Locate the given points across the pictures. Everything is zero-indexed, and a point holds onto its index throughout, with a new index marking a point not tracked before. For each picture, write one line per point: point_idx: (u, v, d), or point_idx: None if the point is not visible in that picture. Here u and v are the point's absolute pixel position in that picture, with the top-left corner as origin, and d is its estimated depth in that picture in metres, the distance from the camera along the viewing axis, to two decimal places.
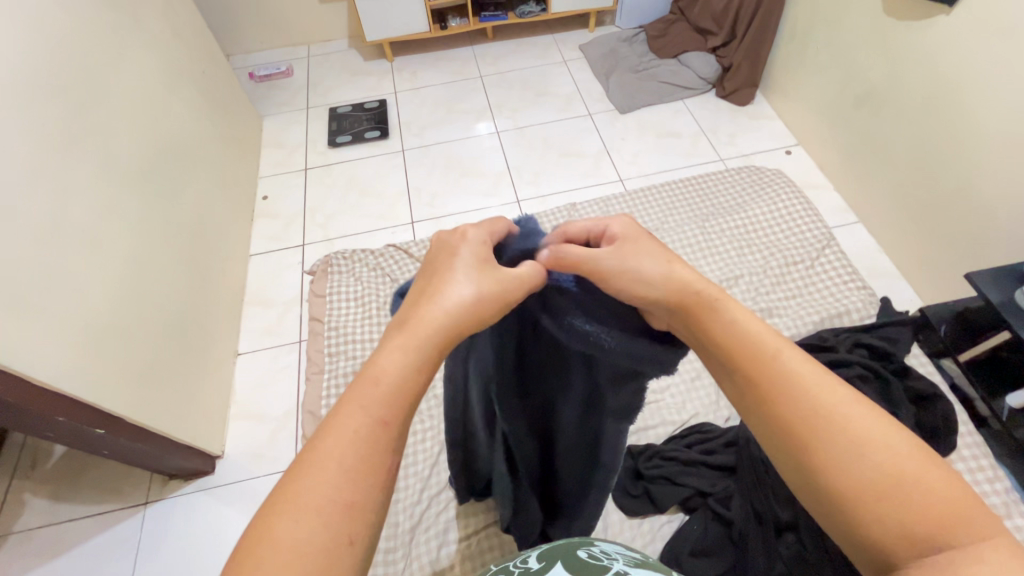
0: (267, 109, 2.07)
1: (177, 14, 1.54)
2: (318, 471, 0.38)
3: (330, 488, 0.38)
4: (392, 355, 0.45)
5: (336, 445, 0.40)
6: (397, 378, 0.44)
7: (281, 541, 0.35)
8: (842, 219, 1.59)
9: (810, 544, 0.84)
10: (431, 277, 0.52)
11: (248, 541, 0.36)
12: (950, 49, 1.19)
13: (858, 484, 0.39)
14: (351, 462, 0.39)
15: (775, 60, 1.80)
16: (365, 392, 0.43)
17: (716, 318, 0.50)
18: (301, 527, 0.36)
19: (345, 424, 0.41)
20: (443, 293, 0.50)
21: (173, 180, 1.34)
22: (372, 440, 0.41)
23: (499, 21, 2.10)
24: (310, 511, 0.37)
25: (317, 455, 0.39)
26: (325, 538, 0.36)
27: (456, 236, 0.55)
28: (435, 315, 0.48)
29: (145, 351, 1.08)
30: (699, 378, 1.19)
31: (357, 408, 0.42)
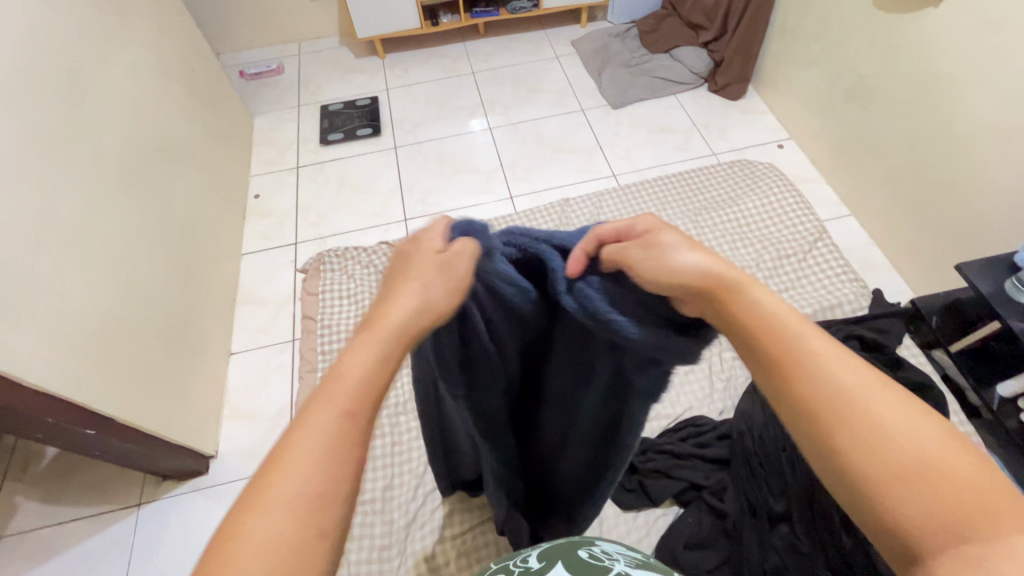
0: (258, 107, 2.06)
1: (165, 11, 1.53)
2: (286, 468, 0.38)
3: (300, 481, 0.38)
4: (354, 355, 0.45)
5: (305, 441, 0.40)
6: (361, 374, 0.44)
7: (253, 536, 0.35)
8: (834, 212, 1.60)
9: (804, 535, 0.85)
10: (392, 284, 0.52)
11: (219, 541, 0.36)
12: (939, 40, 1.20)
13: (882, 468, 0.38)
14: (321, 455, 0.39)
15: (767, 54, 1.80)
16: (329, 390, 0.43)
17: (741, 301, 0.48)
18: (271, 521, 0.36)
19: (311, 421, 0.41)
20: (405, 295, 0.50)
21: (163, 178, 1.33)
22: (340, 434, 0.41)
23: (491, 17, 2.09)
24: (279, 505, 0.37)
25: (283, 453, 0.39)
26: (296, 531, 0.36)
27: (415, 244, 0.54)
28: (397, 316, 0.48)
29: (136, 350, 1.07)
30: (695, 371, 1.20)
31: (322, 405, 0.42)
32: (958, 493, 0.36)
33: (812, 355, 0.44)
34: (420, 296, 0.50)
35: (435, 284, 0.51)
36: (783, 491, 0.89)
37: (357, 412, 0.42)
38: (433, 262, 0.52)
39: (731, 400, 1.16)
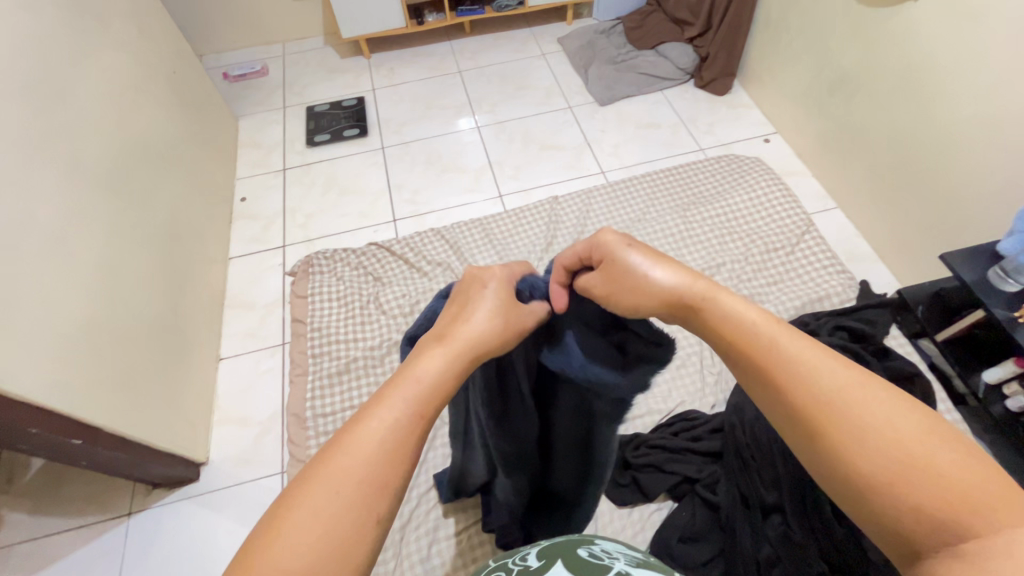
0: (242, 109, 2.03)
1: (144, 12, 1.50)
2: (354, 449, 0.40)
3: (366, 463, 0.40)
4: (431, 359, 0.47)
5: (376, 429, 0.41)
6: (434, 377, 0.46)
7: (316, 506, 0.37)
8: (820, 205, 1.61)
9: (797, 526, 0.86)
10: (467, 301, 0.54)
11: (287, 501, 0.38)
12: (921, 32, 1.21)
13: (865, 471, 0.38)
14: (388, 445, 0.41)
15: (751, 48, 1.81)
16: (406, 386, 0.44)
17: (712, 312, 0.51)
18: (332, 496, 0.38)
19: (387, 411, 0.43)
20: (478, 314, 0.52)
21: (146, 182, 1.31)
22: (408, 431, 0.42)
23: (476, 15, 2.09)
24: (347, 484, 0.39)
25: (356, 434, 0.41)
26: (353, 513, 0.38)
27: (486, 270, 0.56)
28: (468, 332, 0.50)
29: (122, 358, 1.06)
30: (685, 366, 1.20)
31: (398, 399, 0.43)
32: (948, 491, 0.35)
33: (790, 358, 0.45)
34: (485, 323, 0.51)
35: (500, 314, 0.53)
36: (776, 482, 0.90)
37: (425, 415, 0.44)
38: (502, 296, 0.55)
39: (723, 394, 1.16)
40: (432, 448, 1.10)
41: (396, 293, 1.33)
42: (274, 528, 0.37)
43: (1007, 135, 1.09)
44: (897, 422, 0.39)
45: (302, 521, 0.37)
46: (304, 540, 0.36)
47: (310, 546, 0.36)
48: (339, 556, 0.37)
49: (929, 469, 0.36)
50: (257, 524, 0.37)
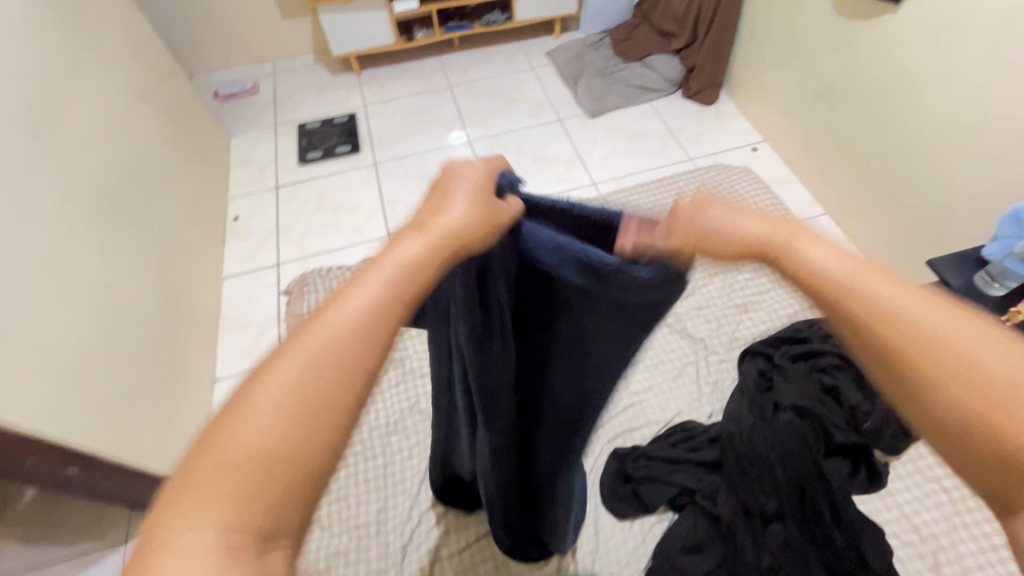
0: (233, 128, 2.04)
1: (136, 34, 1.51)
2: (326, 331, 0.37)
3: (339, 348, 0.37)
4: (410, 244, 0.43)
5: (349, 313, 0.38)
6: (412, 259, 0.42)
7: (281, 388, 0.35)
8: (809, 212, 1.64)
9: (797, 533, 0.90)
10: (448, 189, 0.49)
11: (258, 380, 0.36)
12: (901, 43, 1.24)
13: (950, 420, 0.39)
14: (364, 329, 0.38)
15: (737, 59, 1.85)
16: (385, 268, 0.41)
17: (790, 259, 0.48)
18: (303, 378, 0.35)
19: (363, 293, 0.39)
20: (458, 203, 0.47)
21: (140, 204, 1.31)
22: (389, 314, 0.39)
23: (465, 30, 2.11)
24: (321, 365, 0.36)
25: (328, 316, 0.38)
26: (323, 394, 0.35)
27: (463, 166, 0.50)
28: (449, 220, 0.46)
29: (119, 381, 1.05)
30: (682, 375, 1.22)
31: (376, 280, 0.40)
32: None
33: (874, 295, 0.44)
34: (464, 213, 0.47)
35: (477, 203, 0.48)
36: (776, 490, 0.94)
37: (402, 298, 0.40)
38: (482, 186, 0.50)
39: (720, 403, 1.17)
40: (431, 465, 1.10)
41: None
42: (244, 406, 0.34)
43: (985, 143, 1.12)
44: (993, 368, 0.38)
45: (271, 398, 0.35)
46: (270, 425, 0.34)
47: (276, 430, 0.34)
48: (316, 434, 0.34)
49: (1009, 417, 0.37)
50: (216, 414, 0.35)
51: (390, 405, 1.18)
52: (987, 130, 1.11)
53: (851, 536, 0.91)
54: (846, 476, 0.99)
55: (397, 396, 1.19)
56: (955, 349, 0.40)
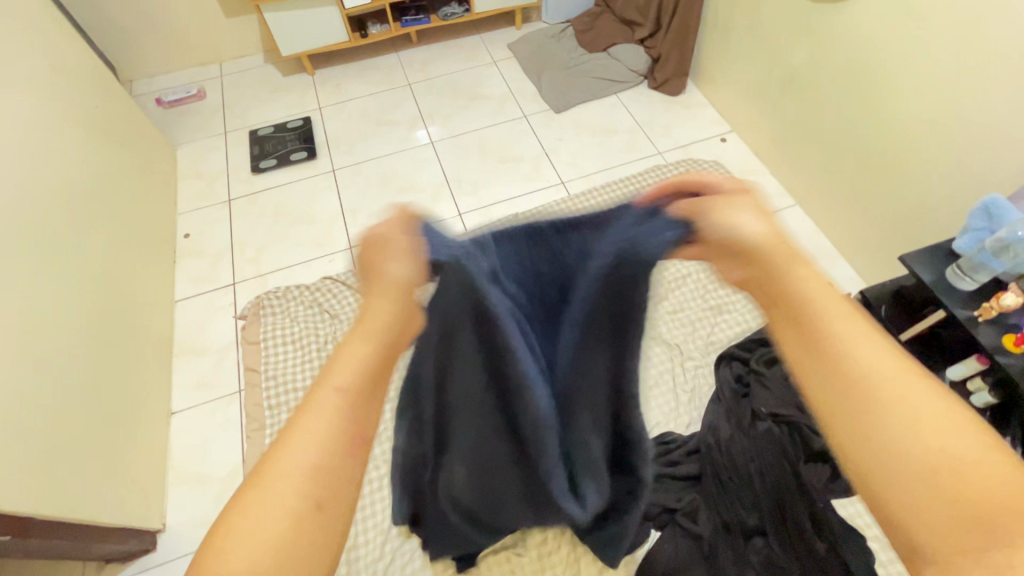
0: (180, 136, 1.92)
1: (60, 46, 1.40)
2: (290, 453, 0.40)
3: (330, 426, 0.40)
4: (359, 339, 0.44)
5: (306, 431, 0.40)
6: (362, 359, 0.43)
7: (238, 526, 0.37)
8: (779, 203, 1.62)
9: (779, 547, 0.89)
10: (361, 260, 0.48)
11: (244, 496, 0.39)
12: (864, 30, 1.22)
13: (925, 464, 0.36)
14: (317, 452, 0.40)
15: (701, 48, 1.80)
16: (344, 369, 0.42)
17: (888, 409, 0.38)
18: (280, 508, 0.38)
19: (318, 402, 0.41)
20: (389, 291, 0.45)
21: (67, 233, 1.21)
22: (344, 421, 0.41)
23: (422, 24, 2.01)
24: (285, 489, 0.39)
25: (283, 450, 0.40)
26: (312, 513, 0.39)
27: (398, 251, 0.47)
28: (388, 309, 0.45)
29: (51, 429, 0.98)
30: (657, 386, 1.19)
31: (328, 387, 0.42)
32: (916, 425, 0.37)
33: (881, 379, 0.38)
34: (399, 287, 0.46)
35: (380, 251, 0.46)
36: (755, 503, 0.93)
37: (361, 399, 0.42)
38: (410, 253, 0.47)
39: (696, 412, 1.15)
40: None
41: None
42: (216, 541, 0.37)
43: (968, 150, 1.09)
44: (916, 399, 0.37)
45: (258, 525, 0.37)
46: (247, 541, 0.37)
47: (256, 548, 0.37)
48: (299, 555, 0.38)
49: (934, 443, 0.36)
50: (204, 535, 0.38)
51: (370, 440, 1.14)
52: (972, 106, 1.06)
53: (832, 542, 0.88)
54: (828, 483, 0.95)
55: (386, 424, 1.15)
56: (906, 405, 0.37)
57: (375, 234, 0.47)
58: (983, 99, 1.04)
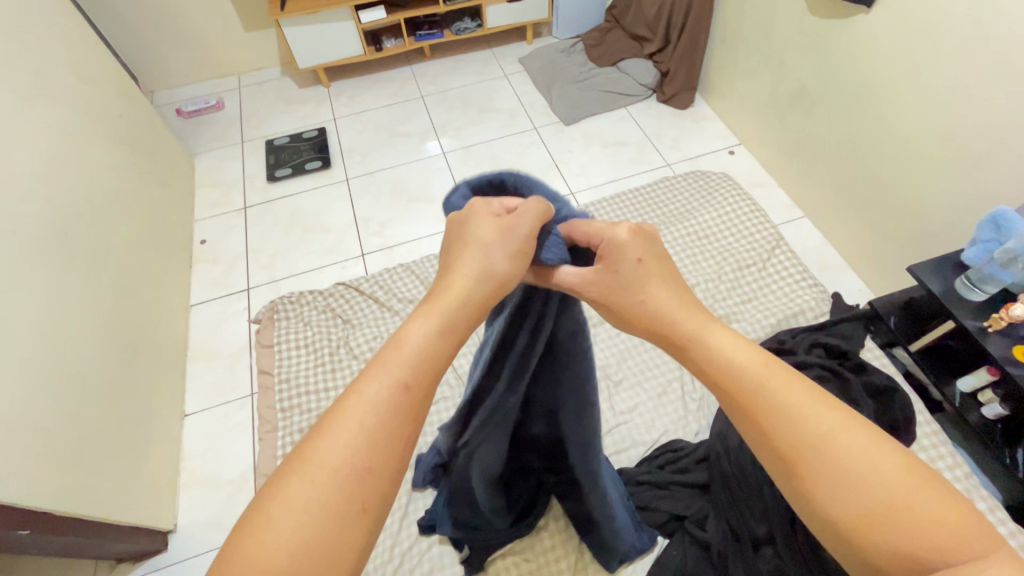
0: (198, 145, 1.97)
1: (87, 59, 1.45)
2: (331, 442, 0.43)
3: (376, 412, 0.45)
4: (419, 328, 0.49)
5: (351, 420, 0.44)
6: (420, 347, 0.48)
7: (275, 517, 0.41)
8: (787, 215, 1.63)
9: (788, 556, 0.85)
10: (464, 230, 0.56)
11: (291, 470, 0.43)
12: (871, 46, 1.24)
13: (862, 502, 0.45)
14: (360, 437, 0.44)
15: (709, 63, 1.84)
16: (393, 362, 0.47)
17: (826, 455, 0.47)
18: (319, 485, 0.42)
19: (368, 387, 0.46)
20: (469, 273, 0.52)
21: (90, 237, 1.25)
22: (393, 405, 0.45)
23: (435, 39, 2.06)
24: (328, 470, 0.42)
25: (334, 428, 0.44)
26: (348, 491, 0.42)
27: (487, 239, 0.54)
28: (459, 294, 0.51)
29: (69, 428, 1.00)
30: (667, 394, 1.20)
31: (378, 374, 0.46)
32: (853, 467, 0.46)
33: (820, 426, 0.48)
34: (507, 265, 0.53)
35: (500, 224, 0.54)
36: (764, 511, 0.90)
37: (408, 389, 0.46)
38: (527, 233, 0.54)
39: (705, 420, 1.16)
40: (411, 501, 1.08)
41: (365, 335, 1.32)
42: (261, 513, 0.41)
43: (976, 163, 1.10)
44: (850, 445, 0.46)
45: (300, 500, 0.41)
46: (280, 532, 0.40)
47: (290, 538, 0.40)
48: (332, 535, 0.41)
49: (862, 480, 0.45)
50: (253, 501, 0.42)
51: None
52: (978, 120, 1.07)
53: None
54: None
55: None
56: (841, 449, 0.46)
57: (508, 207, 0.56)
58: (989, 113, 1.05)
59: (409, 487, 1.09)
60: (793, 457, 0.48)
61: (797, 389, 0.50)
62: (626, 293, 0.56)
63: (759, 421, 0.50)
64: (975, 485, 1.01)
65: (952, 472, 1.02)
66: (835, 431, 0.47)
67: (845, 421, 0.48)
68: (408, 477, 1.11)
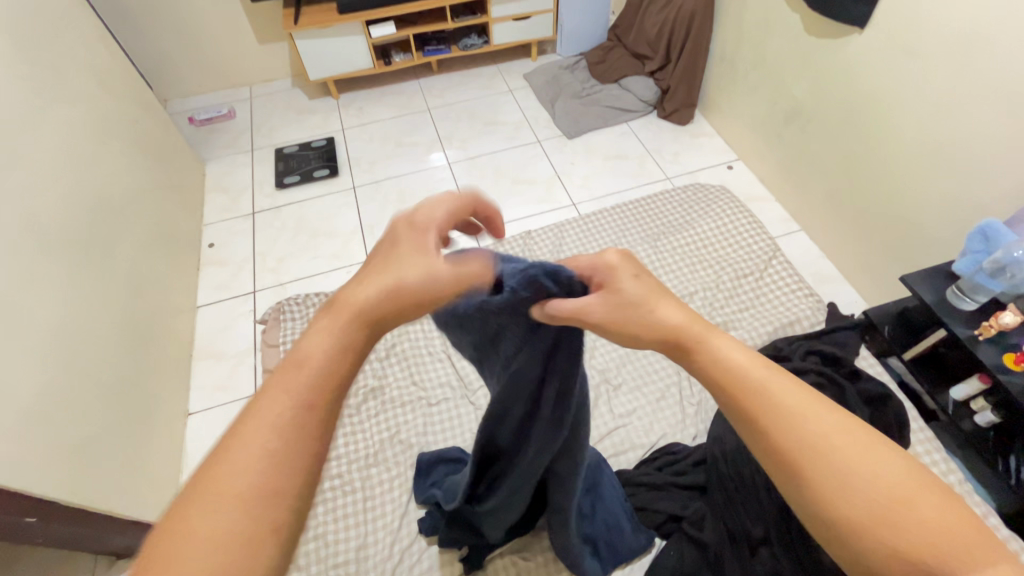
0: (210, 152, 2.02)
1: (105, 65, 1.51)
2: (231, 465, 0.41)
3: (279, 428, 0.43)
4: (320, 337, 0.47)
5: (250, 440, 0.42)
6: (320, 361, 0.46)
7: (176, 551, 0.38)
8: (784, 228, 1.66)
9: (784, 558, 0.86)
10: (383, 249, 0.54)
11: (188, 497, 0.41)
12: (865, 64, 1.29)
13: (871, 504, 0.46)
14: (264, 456, 0.42)
15: (709, 81, 1.89)
16: (291, 376, 0.45)
17: (837, 463, 0.48)
18: (220, 510, 0.40)
19: (267, 405, 0.44)
20: (365, 290, 0.50)
21: (103, 237, 1.28)
22: (295, 420, 0.44)
23: (443, 54, 2.12)
24: (229, 492, 0.40)
25: (230, 452, 0.42)
26: (258, 512, 0.40)
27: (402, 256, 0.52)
28: (361, 299, 0.49)
29: (76, 421, 1.02)
30: (665, 398, 1.21)
31: (279, 391, 0.45)
32: (858, 472, 0.47)
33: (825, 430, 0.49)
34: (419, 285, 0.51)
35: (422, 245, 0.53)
36: (760, 514, 0.91)
37: (311, 404, 0.45)
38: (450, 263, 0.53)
39: (703, 424, 1.17)
40: (411, 499, 1.09)
41: None
42: (156, 547, 0.39)
43: (965, 178, 1.14)
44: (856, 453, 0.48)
45: (200, 527, 0.39)
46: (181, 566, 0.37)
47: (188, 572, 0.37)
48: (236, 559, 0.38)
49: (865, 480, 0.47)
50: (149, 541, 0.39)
51: (382, 446, 1.17)
52: (966, 137, 1.12)
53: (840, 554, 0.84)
54: None
55: (400, 425, 1.19)
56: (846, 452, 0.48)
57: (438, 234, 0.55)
58: (976, 131, 1.09)
59: (409, 486, 1.11)
60: (800, 460, 0.48)
61: (795, 394, 0.51)
62: (631, 303, 0.55)
63: (769, 427, 0.50)
64: (969, 491, 1.03)
65: (946, 478, 1.04)
66: (835, 434, 0.49)
67: (845, 426, 0.50)
68: (409, 476, 1.13)
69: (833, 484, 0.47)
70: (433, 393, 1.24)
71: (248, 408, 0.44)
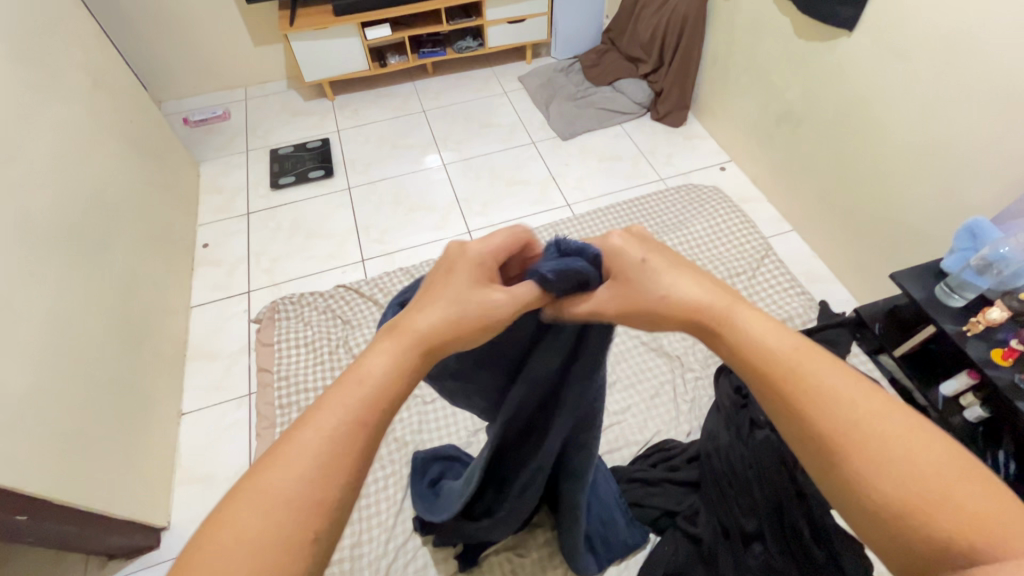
0: (204, 153, 2.02)
1: (100, 64, 1.51)
2: (284, 468, 0.42)
3: (334, 439, 0.43)
4: (382, 357, 0.48)
5: (302, 450, 0.42)
6: (380, 379, 0.47)
7: (221, 547, 0.38)
8: (776, 229, 1.68)
9: (776, 552, 0.87)
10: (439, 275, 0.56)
11: (239, 496, 0.41)
12: (854, 66, 1.31)
13: (920, 488, 0.40)
14: (318, 465, 0.42)
15: (701, 84, 1.91)
16: (349, 391, 0.46)
17: (879, 440, 0.43)
18: (269, 512, 0.40)
19: (326, 416, 0.44)
20: (429, 314, 0.52)
21: (97, 236, 1.28)
22: (351, 434, 0.44)
23: (438, 56, 2.13)
24: (278, 496, 0.41)
25: (288, 456, 0.42)
26: (303, 523, 0.40)
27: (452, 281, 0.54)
28: (421, 325, 0.51)
29: (69, 419, 1.01)
30: (659, 396, 1.22)
31: (339, 403, 0.45)
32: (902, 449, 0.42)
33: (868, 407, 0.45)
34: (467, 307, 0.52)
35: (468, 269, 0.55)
36: (751, 508, 0.91)
37: (367, 420, 0.45)
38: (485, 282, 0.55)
39: (697, 421, 1.18)
40: (406, 497, 1.09)
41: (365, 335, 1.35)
42: (200, 539, 0.39)
43: (952, 178, 1.16)
44: (904, 433, 0.43)
45: (246, 528, 0.39)
46: (220, 566, 0.37)
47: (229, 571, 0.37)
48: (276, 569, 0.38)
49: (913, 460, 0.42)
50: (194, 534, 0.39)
51: (377, 446, 1.17)
52: (953, 137, 1.13)
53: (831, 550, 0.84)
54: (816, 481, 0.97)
55: (394, 423, 1.19)
56: (891, 430, 0.43)
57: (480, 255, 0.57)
58: (962, 131, 1.11)
59: (404, 484, 1.11)
60: (835, 437, 0.44)
61: (837, 371, 0.47)
62: (653, 286, 0.55)
63: (805, 401, 0.46)
64: None
65: None
66: (873, 415, 0.44)
67: (893, 406, 0.45)
68: (404, 474, 1.13)
69: (873, 462, 0.42)
70: (428, 391, 1.24)
71: (307, 413, 0.45)
